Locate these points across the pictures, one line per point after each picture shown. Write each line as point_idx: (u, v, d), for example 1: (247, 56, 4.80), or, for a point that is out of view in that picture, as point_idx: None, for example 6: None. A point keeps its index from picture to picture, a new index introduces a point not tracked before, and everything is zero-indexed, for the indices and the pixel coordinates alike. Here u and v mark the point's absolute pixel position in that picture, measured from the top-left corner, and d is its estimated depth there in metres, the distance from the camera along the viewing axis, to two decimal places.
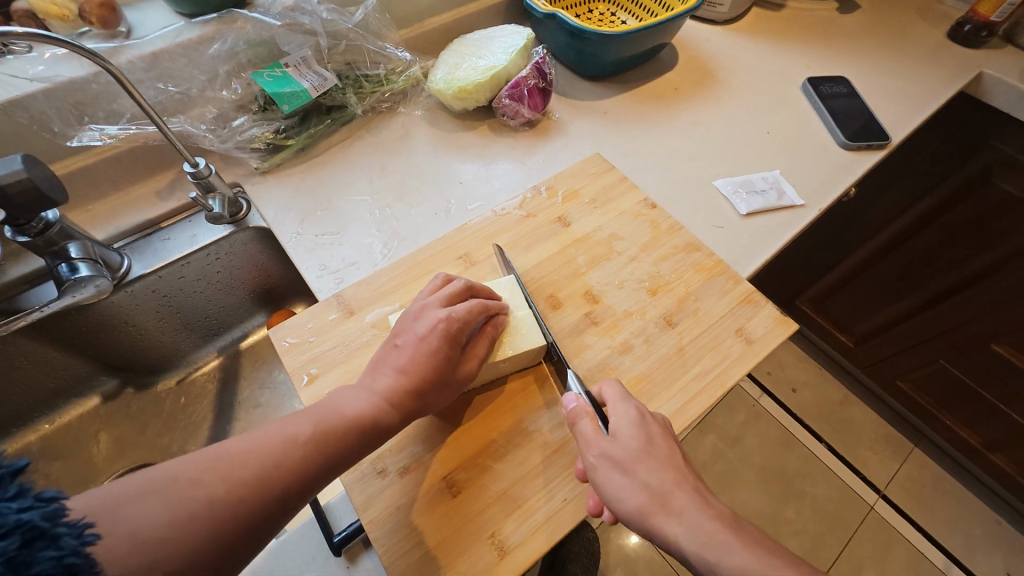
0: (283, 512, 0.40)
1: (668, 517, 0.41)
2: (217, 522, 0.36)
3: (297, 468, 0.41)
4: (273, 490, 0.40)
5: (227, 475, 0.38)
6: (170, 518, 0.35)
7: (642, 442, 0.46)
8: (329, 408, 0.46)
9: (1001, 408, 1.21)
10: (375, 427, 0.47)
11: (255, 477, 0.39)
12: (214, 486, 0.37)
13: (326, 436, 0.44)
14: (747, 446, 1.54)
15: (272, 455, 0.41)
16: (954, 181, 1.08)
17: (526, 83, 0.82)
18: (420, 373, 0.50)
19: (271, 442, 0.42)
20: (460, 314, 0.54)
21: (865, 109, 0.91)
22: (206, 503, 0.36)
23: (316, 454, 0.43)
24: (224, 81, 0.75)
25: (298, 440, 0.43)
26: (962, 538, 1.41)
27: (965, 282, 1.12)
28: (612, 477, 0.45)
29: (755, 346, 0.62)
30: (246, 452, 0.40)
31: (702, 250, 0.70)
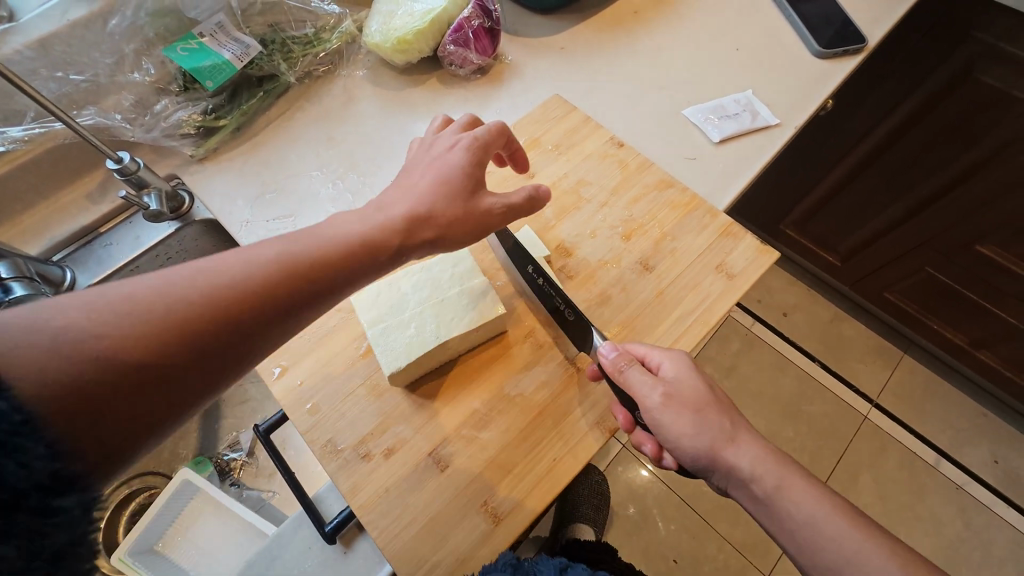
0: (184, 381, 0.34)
1: (736, 449, 0.45)
2: (81, 387, 0.31)
3: (193, 333, 0.34)
4: (155, 355, 0.33)
5: (94, 333, 0.31)
6: (102, 338, 0.31)
7: (707, 388, 0.48)
8: (238, 259, 0.37)
9: (986, 307, 1.22)
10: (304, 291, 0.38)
11: (130, 338, 0.32)
12: (74, 348, 0.31)
13: (226, 294, 0.36)
14: (742, 373, 1.56)
15: (236, 278, 0.36)
16: (935, 80, 1.00)
17: (470, 24, 0.74)
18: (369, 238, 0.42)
19: (155, 300, 0.34)
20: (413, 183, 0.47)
21: (838, 10, 0.84)
22: (172, 320, 0.33)
23: (215, 325, 0.35)
24: (133, 62, 0.68)
25: (262, 262, 0.38)
26: (952, 434, 1.47)
27: (949, 184, 1.09)
28: (682, 420, 0.46)
29: (736, 281, 0.60)
30: (123, 305, 0.33)
31: (676, 185, 0.66)
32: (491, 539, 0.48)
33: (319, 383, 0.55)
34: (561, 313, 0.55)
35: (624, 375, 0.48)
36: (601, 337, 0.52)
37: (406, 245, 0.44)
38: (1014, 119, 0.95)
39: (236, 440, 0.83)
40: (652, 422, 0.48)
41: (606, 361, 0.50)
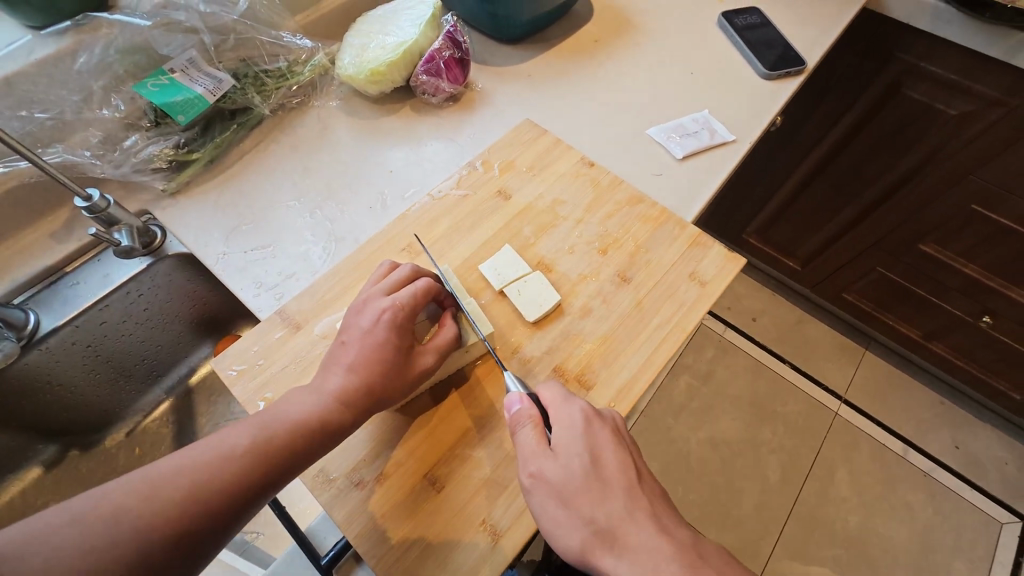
0: (227, 528, 0.39)
1: (609, 551, 0.42)
2: (143, 550, 0.36)
3: (231, 480, 0.39)
4: (206, 510, 0.38)
5: (157, 485, 0.38)
6: (175, 497, 0.37)
7: (586, 465, 0.45)
8: (274, 415, 0.44)
9: (934, 301, 1.31)
10: (324, 434, 0.44)
11: (185, 503, 0.37)
12: (140, 523, 0.36)
13: (265, 445, 0.42)
14: (719, 379, 1.61)
15: (281, 433, 0.43)
16: (869, 95, 1.11)
17: (440, 55, 0.78)
18: (374, 368, 0.47)
19: (205, 458, 0.40)
20: (404, 301, 0.51)
21: (778, 36, 0.92)
22: (222, 476, 0.39)
23: (252, 470, 0.40)
24: (102, 98, 0.67)
25: (298, 421, 0.44)
26: (917, 424, 1.54)
27: (892, 190, 1.18)
28: (552, 509, 0.44)
29: (708, 288, 0.63)
30: (176, 472, 0.39)
31: (646, 201, 0.70)
32: (490, 558, 0.48)
33: None
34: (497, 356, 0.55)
35: (516, 434, 0.47)
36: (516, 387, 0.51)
37: (320, 424, 0.44)
38: (940, 128, 1.04)
39: None
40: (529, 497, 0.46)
41: (507, 413, 0.49)
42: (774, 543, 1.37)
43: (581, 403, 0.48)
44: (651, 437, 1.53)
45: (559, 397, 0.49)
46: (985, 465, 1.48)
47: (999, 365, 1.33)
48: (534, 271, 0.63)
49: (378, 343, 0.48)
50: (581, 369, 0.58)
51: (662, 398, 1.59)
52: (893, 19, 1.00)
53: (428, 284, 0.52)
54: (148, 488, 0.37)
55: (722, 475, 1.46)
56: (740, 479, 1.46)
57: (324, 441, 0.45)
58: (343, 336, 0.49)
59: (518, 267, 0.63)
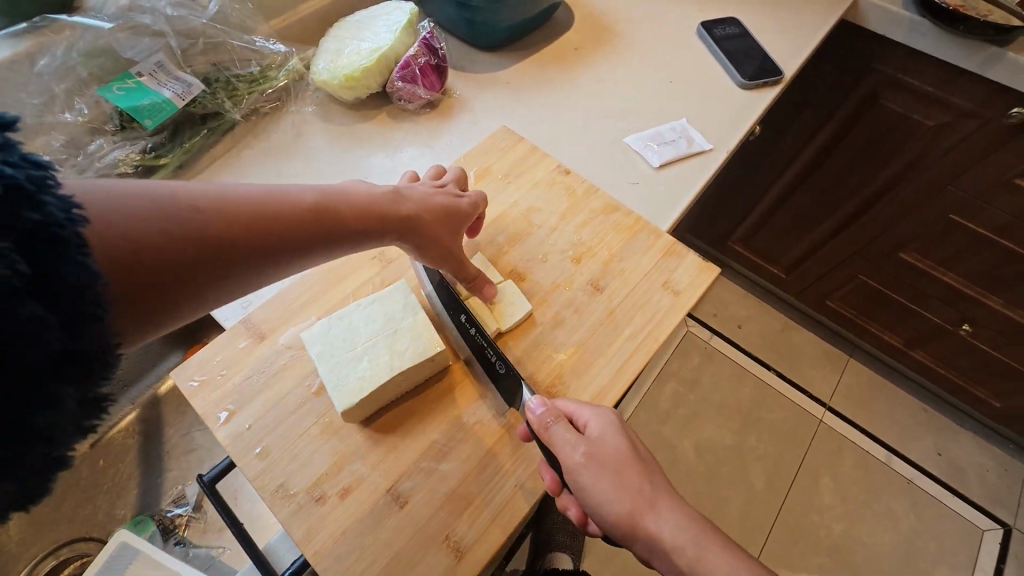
0: (211, 272, 0.36)
1: (657, 517, 0.45)
2: (126, 257, 0.31)
3: (229, 230, 0.36)
4: (196, 248, 0.35)
5: (153, 198, 0.34)
6: (161, 219, 0.33)
7: (630, 444, 0.48)
8: (290, 191, 0.41)
9: (915, 310, 1.32)
10: (332, 229, 0.42)
11: (181, 230, 0.34)
12: (125, 228, 0.32)
13: (275, 212, 0.39)
14: (703, 386, 1.61)
15: (284, 207, 0.39)
16: (849, 104, 1.11)
17: (416, 61, 0.77)
18: (430, 217, 0.51)
19: (210, 197, 0.36)
20: (471, 200, 0.57)
21: (756, 46, 0.92)
22: (220, 223, 0.36)
23: (254, 229, 0.37)
24: (65, 102, 0.65)
25: (306, 204, 0.41)
26: (900, 431, 1.55)
27: (871, 199, 1.19)
28: (603, 482, 0.46)
29: (682, 296, 0.63)
30: (178, 200, 0.34)
31: (621, 209, 0.70)
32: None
33: (269, 425, 0.53)
34: (493, 365, 0.53)
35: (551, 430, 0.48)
36: (531, 392, 0.51)
37: (327, 223, 0.42)
38: (918, 138, 1.05)
39: (182, 494, 0.78)
40: (573, 479, 0.47)
41: (530, 418, 0.49)
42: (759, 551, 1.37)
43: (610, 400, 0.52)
44: None
45: (579, 401, 0.52)
46: (966, 472, 1.48)
47: (979, 373, 1.33)
48: (506, 280, 0.62)
49: (439, 205, 0.53)
50: (551, 380, 0.57)
51: (647, 405, 1.58)
52: (869, 30, 1.02)
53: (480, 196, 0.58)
54: (132, 203, 0.33)
55: (706, 483, 1.46)
56: (725, 487, 1.45)
57: (333, 236, 0.42)
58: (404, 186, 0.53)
59: (489, 277, 0.62)
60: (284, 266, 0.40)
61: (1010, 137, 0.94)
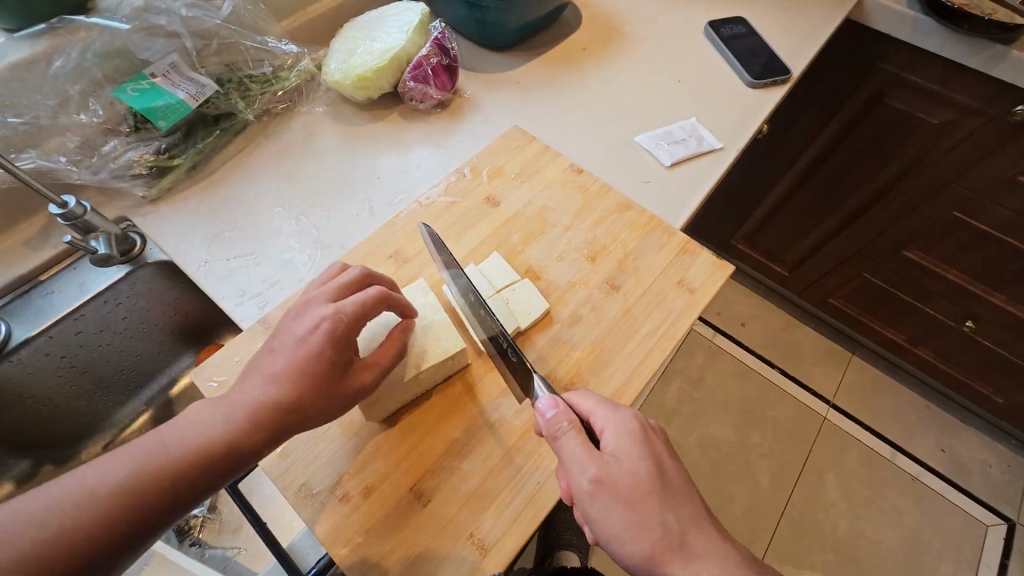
0: (179, 496, 0.39)
1: (676, 557, 0.41)
2: (79, 538, 0.35)
3: (108, 522, 0.36)
4: (84, 549, 0.35)
5: (76, 480, 0.37)
6: (96, 506, 0.36)
7: (651, 470, 0.44)
8: (171, 436, 0.40)
9: (920, 308, 1.32)
10: (274, 431, 0.42)
11: (57, 548, 0.34)
12: (59, 527, 0.35)
13: (157, 476, 0.38)
14: (708, 384, 1.62)
15: (223, 442, 0.41)
16: (855, 103, 1.11)
17: (428, 62, 0.77)
18: (303, 377, 0.43)
19: (82, 491, 0.36)
20: (347, 310, 0.46)
21: (764, 45, 0.93)
22: (147, 481, 0.38)
23: (136, 504, 0.37)
24: (80, 103, 0.65)
25: (239, 422, 0.42)
26: (904, 428, 1.56)
27: (876, 197, 1.20)
28: (617, 516, 0.42)
29: (697, 294, 0.63)
30: (45, 514, 0.35)
31: (635, 208, 0.70)
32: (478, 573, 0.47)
33: None
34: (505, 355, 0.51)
35: (563, 444, 0.44)
36: (545, 391, 0.48)
37: (275, 429, 0.42)
38: (923, 136, 1.06)
39: None
40: (583, 506, 0.44)
41: (541, 422, 0.46)
42: (765, 548, 1.37)
43: (632, 410, 0.47)
44: None
45: (598, 412, 0.47)
46: (970, 469, 1.49)
47: (983, 369, 1.34)
48: (523, 279, 0.62)
49: (308, 344, 0.44)
50: (571, 378, 0.57)
51: (653, 404, 1.59)
52: (874, 29, 1.02)
53: (380, 291, 0.48)
54: (63, 499, 0.36)
55: (713, 481, 1.46)
56: (731, 485, 1.46)
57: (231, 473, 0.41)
58: (267, 353, 0.45)
59: (507, 275, 0.63)
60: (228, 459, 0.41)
61: (1015, 135, 0.95)
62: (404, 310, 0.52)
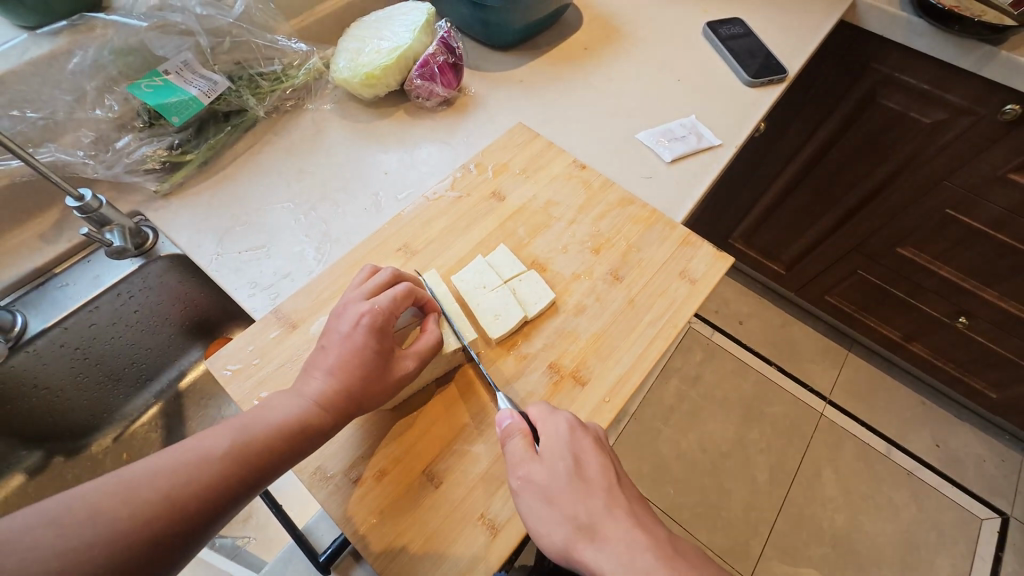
0: (260, 476, 0.41)
1: (591, 549, 0.42)
2: (173, 513, 0.36)
3: (208, 486, 0.38)
4: (187, 511, 0.37)
5: (165, 458, 0.38)
6: (185, 479, 0.37)
7: (571, 465, 0.45)
8: (254, 419, 0.43)
9: (914, 304, 1.35)
10: (340, 415, 0.46)
11: (164, 505, 0.36)
12: (151, 498, 0.36)
13: (247, 449, 0.41)
14: (707, 381, 1.64)
15: (297, 425, 0.44)
16: (850, 102, 1.14)
17: (435, 60, 0.79)
18: (352, 370, 0.47)
19: (178, 463, 0.38)
20: (383, 306, 0.50)
21: (761, 45, 0.95)
22: (233, 458, 0.40)
23: (232, 474, 0.39)
24: (95, 99, 0.67)
25: (312, 409, 0.45)
26: (899, 423, 1.58)
27: (871, 195, 1.22)
28: (538, 510, 0.44)
29: (699, 285, 0.65)
30: (153, 475, 0.37)
31: (637, 202, 0.72)
32: (489, 552, 0.48)
33: None
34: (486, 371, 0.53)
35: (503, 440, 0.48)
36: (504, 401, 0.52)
37: (340, 413, 0.46)
38: (915, 135, 1.08)
39: None
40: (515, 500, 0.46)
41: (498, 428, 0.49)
42: (763, 542, 1.39)
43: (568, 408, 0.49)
44: (641, 440, 1.54)
45: (543, 409, 0.50)
46: (965, 463, 1.51)
47: (976, 364, 1.36)
48: (529, 270, 0.64)
49: (355, 338, 0.48)
50: (576, 366, 0.59)
51: (652, 400, 1.60)
52: (868, 30, 1.05)
53: (408, 287, 0.52)
54: (154, 475, 0.37)
55: (712, 476, 1.48)
56: (729, 480, 1.47)
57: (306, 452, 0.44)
58: (322, 347, 0.49)
59: (513, 266, 0.64)
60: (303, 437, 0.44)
61: (1004, 133, 0.97)
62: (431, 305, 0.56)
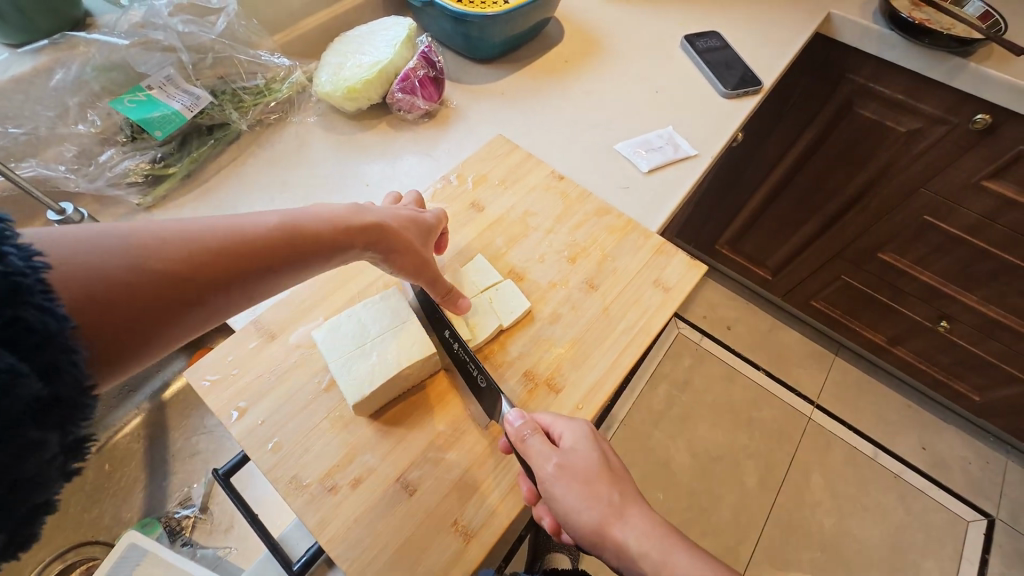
0: (256, 266, 0.39)
1: (623, 526, 0.45)
2: (164, 268, 0.34)
3: (97, 304, 0.32)
4: (179, 274, 0.35)
5: (154, 224, 0.35)
6: (179, 244, 0.36)
7: (598, 453, 0.49)
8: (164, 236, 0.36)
9: (896, 308, 1.37)
10: (348, 239, 0.46)
11: (144, 266, 0.34)
12: (139, 254, 0.34)
13: (248, 234, 0.39)
14: (696, 386, 1.65)
15: (301, 225, 0.43)
16: (827, 111, 1.16)
17: (416, 74, 0.81)
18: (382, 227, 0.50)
19: (170, 230, 0.36)
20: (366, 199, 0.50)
21: (736, 57, 0.97)
22: (231, 240, 0.38)
23: (229, 252, 0.38)
24: (78, 114, 0.68)
25: (319, 218, 0.44)
26: (885, 426, 1.60)
27: (851, 202, 1.25)
28: (573, 493, 0.47)
29: (672, 293, 0.66)
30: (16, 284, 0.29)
31: (613, 212, 0.73)
32: (463, 557, 0.49)
33: (281, 420, 0.55)
34: (474, 379, 0.55)
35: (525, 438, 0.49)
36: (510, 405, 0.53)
37: (348, 233, 0.46)
38: (890, 144, 1.11)
39: (188, 495, 0.79)
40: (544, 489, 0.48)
41: (508, 429, 0.50)
42: (753, 547, 1.40)
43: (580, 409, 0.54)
44: (631, 446, 1.55)
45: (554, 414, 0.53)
46: (950, 465, 1.53)
47: (958, 367, 1.38)
48: (505, 280, 0.65)
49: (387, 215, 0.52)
50: (551, 373, 0.60)
51: (641, 406, 1.62)
52: (841, 42, 1.08)
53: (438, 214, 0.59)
54: (144, 234, 0.35)
55: (701, 481, 1.49)
56: (718, 485, 1.48)
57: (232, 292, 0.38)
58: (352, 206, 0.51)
59: (490, 276, 0.65)
60: (306, 242, 0.43)
61: (976, 141, 1.00)
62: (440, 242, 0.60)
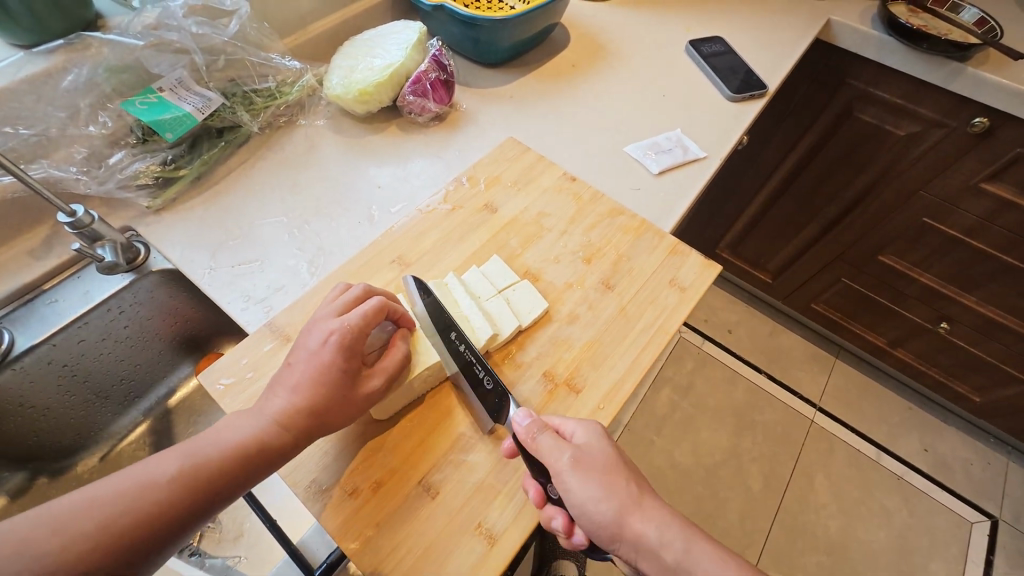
0: (297, 438, 0.45)
1: (643, 517, 0.45)
2: (224, 470, 0.41)
3: (159, 521, 0.38)
4: (235, 469, 0.42)
5: (211, 441, 0.43)
6: (233, 447, 0.42)
7: (606, 449, 0.48)
8: (209, 440, 0.43)
9: (897, 310, 1.38)
10: (348, 381, 0.48)
11: (207, 477, 0.40)
12: (204, 465, 0.41)
13: (279, 419, 0.45)
14: (699, 390, 1.65)
15: (313, 387, 0.46)
16: (828, 114, 1.18)
17: (427, 77, 0.81)
18: (346, 347, 0.48)
19: (225, 442, 0.43)
20: (354, 322, 0.49)
21: (741, 62, 0.98)
22: (270, 427, 0.44)
23: (269, 435, 0.44)
24: (89, 115, 0.67)
25: (324, 370, 0.47)
26: (888, 428, 1.60)
27: (850, 206, 1.26)
28: (587, 489, 0.46)
29: (688, 292, 0.67)
30: (108, 500, 0.37)
31: (626, 213, 0.73)
32: (487, 561, 0.48)
33: None
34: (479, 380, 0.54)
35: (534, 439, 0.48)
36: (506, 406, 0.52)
37: (348, 377, 0.48)
38: (890, 148, 1.13)
39: None
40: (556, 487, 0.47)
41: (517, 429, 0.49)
42: (759, 552, 1.39)
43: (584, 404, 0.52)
44: (635, 451, 1.54)
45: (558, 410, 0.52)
46: (951, 466, 1.54)
47: (958, 368, 1.40)
48: (522, 280, 0.65)
49: (353, 327, 0.49)
50: (570, 373, 0.60)
51: (644, 411, 1.61)
52: (841, 47, 1.10)
53: (379, 301, 0.51)
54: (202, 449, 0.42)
55: (705, 485, 1.48)
56: (723, 489, 1.48)
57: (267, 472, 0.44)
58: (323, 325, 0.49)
59: (507, 276, 0.65)
60: (325, 401, 0.46)
61: (974, 144, 1.02)
62: (402, 318, 0.56)
